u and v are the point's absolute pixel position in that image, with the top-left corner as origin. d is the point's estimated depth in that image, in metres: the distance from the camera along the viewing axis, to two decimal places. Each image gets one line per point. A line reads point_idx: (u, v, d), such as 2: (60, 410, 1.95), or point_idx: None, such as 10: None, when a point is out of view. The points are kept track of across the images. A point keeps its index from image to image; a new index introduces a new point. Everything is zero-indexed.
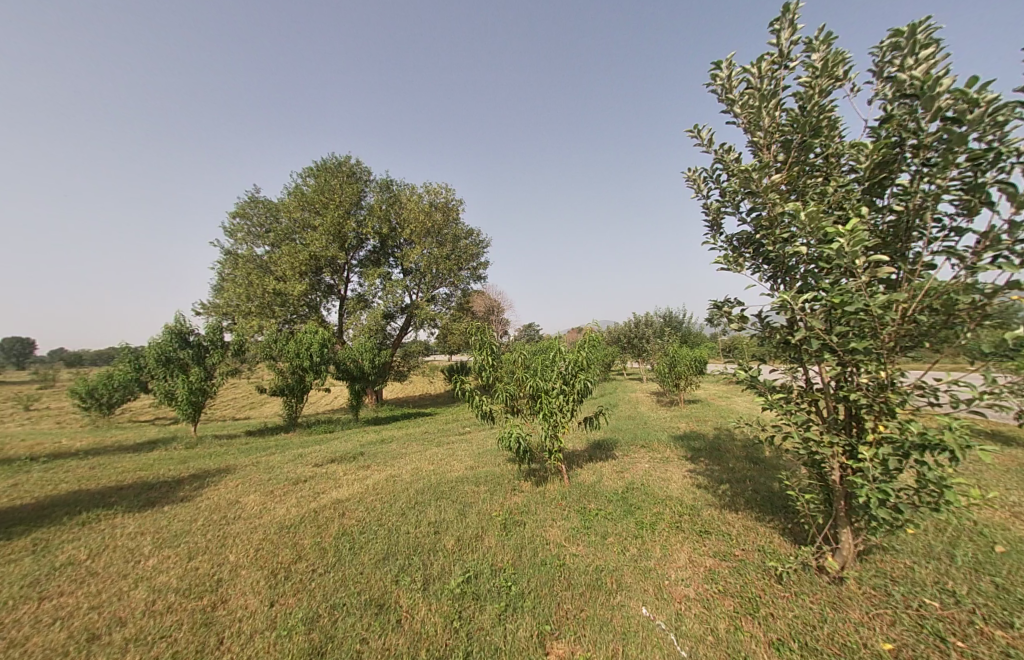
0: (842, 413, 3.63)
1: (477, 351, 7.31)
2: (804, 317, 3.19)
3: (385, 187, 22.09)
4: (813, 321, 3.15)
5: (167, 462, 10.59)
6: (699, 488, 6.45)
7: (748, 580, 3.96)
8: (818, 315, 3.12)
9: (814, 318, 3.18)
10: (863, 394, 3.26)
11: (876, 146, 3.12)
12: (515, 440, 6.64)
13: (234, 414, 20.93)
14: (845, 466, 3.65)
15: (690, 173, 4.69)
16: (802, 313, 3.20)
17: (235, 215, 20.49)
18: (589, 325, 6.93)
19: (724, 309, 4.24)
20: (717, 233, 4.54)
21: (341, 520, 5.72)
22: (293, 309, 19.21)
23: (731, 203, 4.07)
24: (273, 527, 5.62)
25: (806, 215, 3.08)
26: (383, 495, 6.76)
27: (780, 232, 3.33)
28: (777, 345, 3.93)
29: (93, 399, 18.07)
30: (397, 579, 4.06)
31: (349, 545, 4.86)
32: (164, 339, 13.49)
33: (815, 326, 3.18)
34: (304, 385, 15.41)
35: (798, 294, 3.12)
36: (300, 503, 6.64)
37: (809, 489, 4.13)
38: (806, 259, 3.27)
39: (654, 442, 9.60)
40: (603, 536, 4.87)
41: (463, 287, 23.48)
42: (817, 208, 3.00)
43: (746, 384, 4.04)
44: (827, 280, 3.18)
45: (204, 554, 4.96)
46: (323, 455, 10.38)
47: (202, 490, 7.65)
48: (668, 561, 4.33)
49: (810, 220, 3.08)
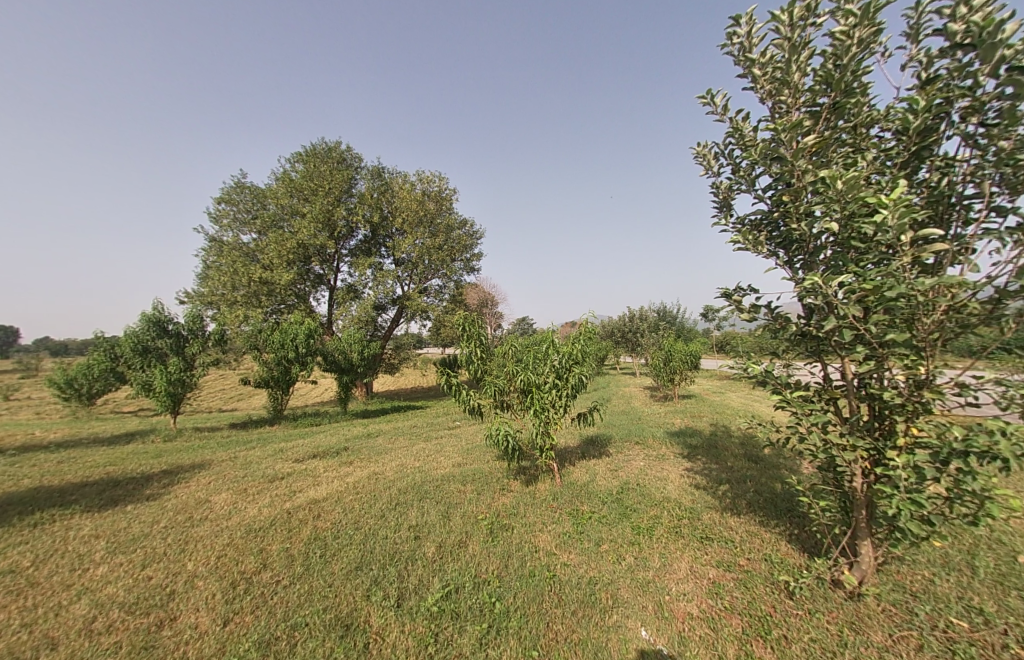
0: (866, 413, 3.27)
1: (465, 342, 6.80)
2: (836, 302, 2.76)
3: (376, 175, 21.46)
4: (848, 307, 2.73)
5: (141, 456, 10.08)
6: (698, 488, 6.12)
7: (756, 595, 3.59)
8: (853, 300, 2.70)
9: (849, 304, 2.76)
10: (896, 392, 2.89)
11: (926, 106, 2.70)
12: (504, 437, 6.26)
13: (221, 406, 20.39)
14: (869, 471, 3.29)
15: (698, 148, 4.26)
16: (834, 297, 2.77)
17: (220, 201, 19.81)
18: (584, 317, 6.51)
19: (734, 298, 3.84)
20: (727, 213, 4.13)
21: (315, 523, 5.31)
22: (280, 299, 18.64)
23: (747, 180, 3.65)
24: (241, 529, 5.21)
25: (843, 183, 2.66)
26: (363, 494, 6.35)
27: (806, 208, 2.93)
28: (792, 339, 3.56)
29: (71, 389, 17.38)
30: (368, 594, 3.64)
31: (320, 552, 4.45)
32: (142, 328, 12.88)
33: (846, 314, 2.78)
34: (289, 377, 14.89)
35: (832, 277, 2.70)
36: (274, 503, 6.21)
37: (824, 495, 3.77)
38: (835, 237, 2.88)
39: (648, 439, 9.26)
40: (597, 542, 4.49)
41: (456, 279, 22.90)
42: (856, 174, 2.59)
43: (759, 381, 3.64)
44: (863, 261, 2.77)
45: (160, 562, 4.52)
46: (305, 450, 9.93)
47: (171, 487, 7.20)
48: (667, 573, 3.95)
49: (846, 187, 2.66)
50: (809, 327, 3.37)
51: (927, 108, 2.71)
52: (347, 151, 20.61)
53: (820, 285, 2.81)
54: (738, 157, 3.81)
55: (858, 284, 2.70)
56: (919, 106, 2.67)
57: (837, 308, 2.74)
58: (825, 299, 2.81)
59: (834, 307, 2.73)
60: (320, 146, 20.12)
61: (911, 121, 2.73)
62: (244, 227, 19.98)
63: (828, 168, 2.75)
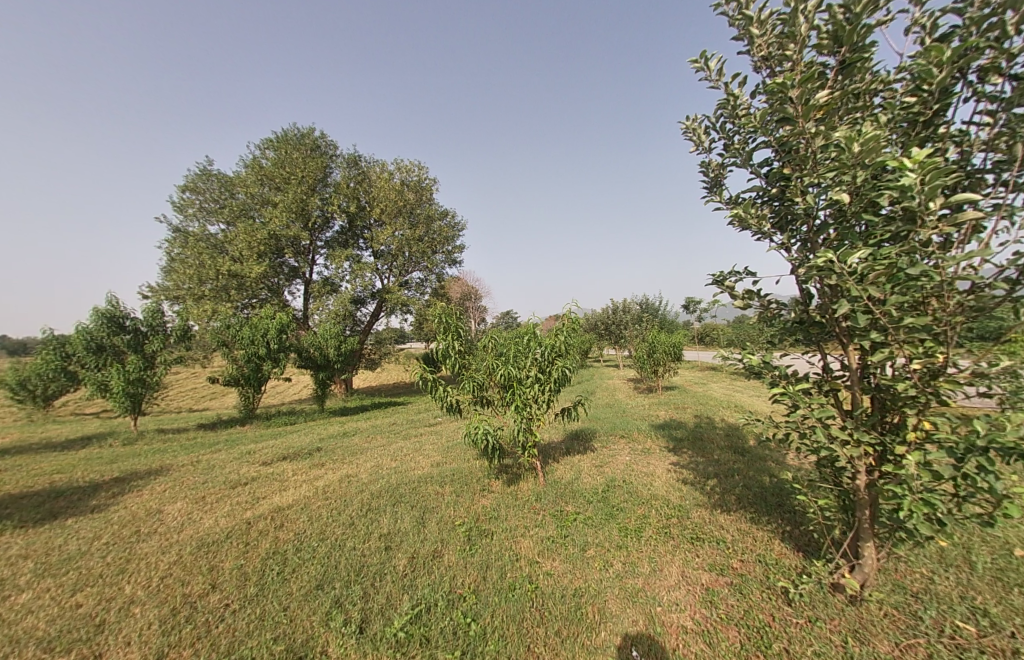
0: (869, 406, 3.01)
1: (441, 335, 6.36)
2: (852, 283, 2.41)
3: (352, 162, 20.62)
4: (866, 286, 2.38)
5: (96, 462, 9.37)
6: (685, 483, 5.88)
7: (752, 603, 3.31)
8: (873, 278, 2.36)
9: (867, 283, 2.39)
10: (910, 384, 2.59)
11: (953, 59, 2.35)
12: (484, 436, 5.87)
13: (190, 406, 19.46)
14: (873, 468, 3.02)
15: (686, 123, 3.91)
16: (852, 277, 2.41)
17: (184, 190, 18.78)
18: (568, 307, 6.15)
19: (726, 282, 3.54)
20: (717, 192, 3.81)
21: (276, 534, 4.85)
22: (251, 292, 17.79)
23: (742, 154, 3.32)
24: (192, 544, 4.74)
25: (861, 144, 2.29)
26: (333, 499, 5.92)
27: (812, 177, 2.57)
28: (789, 326, 3.29)
29: (25, 391, 16.29)
30: (328, 618, 3.28)
31: (278, 568, 4.04)
32: (95, 325, 12.00)
33: (860, 296, 2.44)
34: (261, 375, 14.14)
35: (851, 254, 2.35)
36: (233, 512, 5.71)
37: (822, 493, 3.48)
38: (844, 210, 2.54)
39: (634, 432, 9.05)
40: (582, 547, 4.16)
41: (436, 272, 22.33)
42: (878, 133, 2.21)
43: (755, 372, 3.34)
44: (876, 234, 2.46)
45: (94, 586, 4.03)
46: (275, 452, 9.38)
47: (122, 497, 6.63)
48: (657, 579, 3.67)
49: (863, 150, 2.30)
50: (810, 313, 3.10)
51: (951, 61, 2.36)
52: (321, 138, 19.74)
53: (833, 263, 2.45)
54: (731, 131, 3.48)
55: (875, 263, 2.36)
56: (945, 58, 2.30)
57: (854, 290, 2.38)
58: (840, 279, 2.46)
59: (848, 287, 2.38)
60: (291, 132, 19.20)
61: (932, 77, 2.38)
62: (211, 217, 18.99)
63: (841, 129, 2.38)
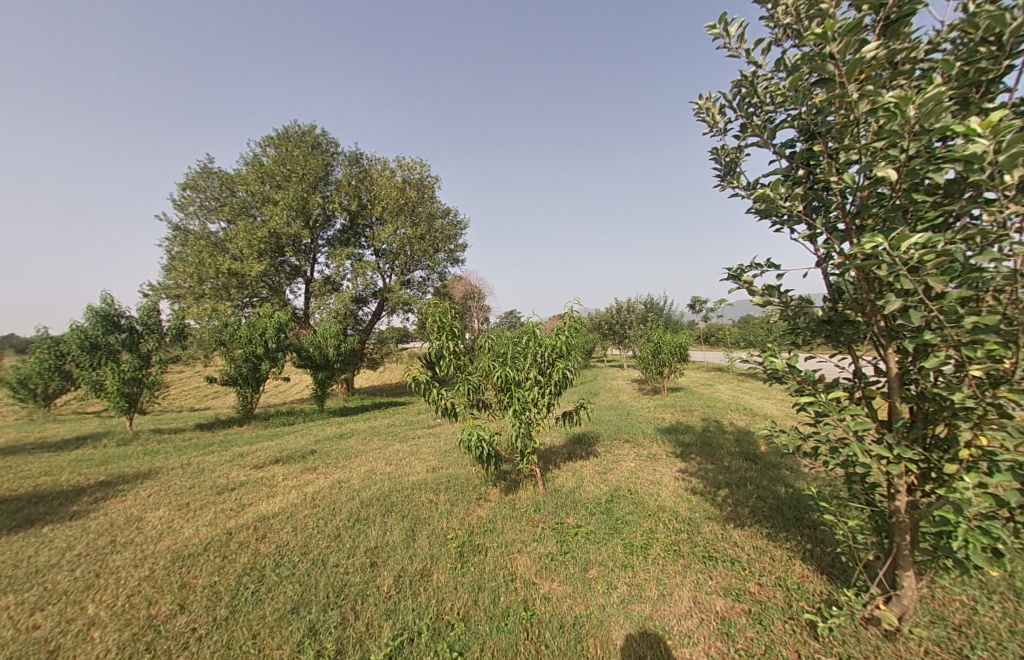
0: (909, 416, 2.64)
1: (436, 335, 6.00)
2: (905, 274, 2.02)
3: (354, 160, 20.39)
4: (924, 276, 2.00)
5: (87, 464, 9.14)
6: (694, 493, 5.51)
7: (774, 637, 2.96)
8: (933, 267, 1.99)
9: (925, 273, 2.00)
10: (967, 394, 2.22)
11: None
12: (479, 442, 5.51)
13: (192, 405, 19.29)
14: (915, 487, 2.64)
15: (698, 102, 3.47)
16: (906, 266, 2.03)
17: (184, 188, 18.60)
18: (570, 305, 5.80)
19: (743, 278, 3.19)
20: (730, 180, 3.42)
21: (257, 547, 4.55)
22: (251, 291, 17.56)
23: (766, 132, 2.93)
24: (167, 557, 4.44)
25: (919, 106, 1.91)
26: (321, 508, 5.61)
27: (854, 151, 2.18)
28: (814, 324, 2.94)
29: (25, 391, 16.18)
30: (301, 649, 2.98)
31: (253, 587, 3.73)
32: (89, 324, 11.78)
33: (915, 289, 2.05)
34: (259, 375, 13.88)
35: (908, 239, 1.97)
36: (216, 521, 5.42)
37: (853, 514, 3.09)
38: (891, 190, 2.16)
39: (639, 436, 8.69)
40: (584, 567, 3.82)
41: (438, 271, 22.04)
42: (941, 91, 1.83)
43: (778, 377, 2.97)
44: (927, 217, 2.09)
45: (56, 604, 3.75)
46: (269, 454, 9.09)
47: (104, 503, 6.36)
48: (666, 606, 3.32)
49: (921, 115, 1.92)
50: (840, 311, 2.77)
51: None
52: (322, 135, 19.51)
53: (883, 249, 2.06)
54: (754, 107, 3.08)
55: (935, 249, 1.97)
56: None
57: (909, 282, 2.00)
58: (890, 269, 2.07)
59: (902, 279, 2.00)
60: (292, 129, 18.97)
61: (1006, 24, 1.97)
62: (212, 215, 18.76)
63: (890, 91, 2.00)
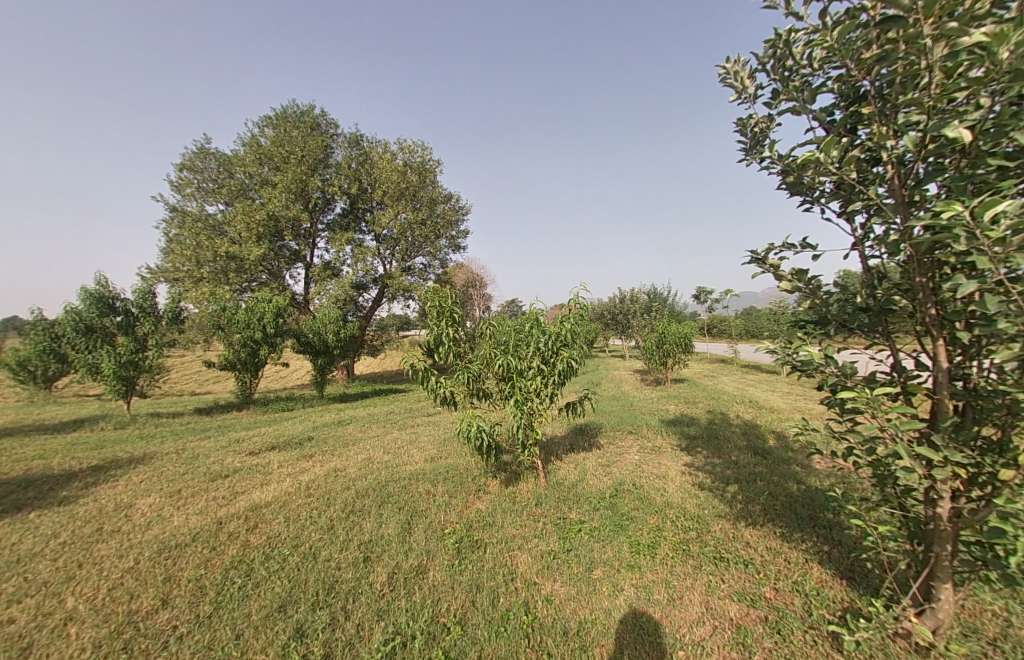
0: (959, 413, 2.40)
1: (434, 321, 5.75)
2: (985, 250, 1.75)
3: (354, 142, 19.94)
4: (1009, 253, 1.72)
5: (83, 447, 9.01)
6: (702, 489, 5.31)
7: (794, 648, 2.75)
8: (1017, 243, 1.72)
9: (1009, 250, 1.73)
10: None
11: None
12: (479, 434, 5.29)
13: (192, 389, 19.19)
14: (964, 492, 2.41)
15: (725, 65, 3.13)
16: (987, 241, 1.75)
17: (182, 168, 18.23)
18: (575, 292, 5.52)
19: (768, 261, 2.91)
20: (758, 154, 3.12)
21: (246, 538, 4.36)
22: (250, 275, 17.30)
23: (808, 95, 2.63)
24: (153, 548, 4.26)
25: (1016, 49, 1.63)
26: (315, 497, 5.42)
27: (925, 108, 1.89)
28: (850, 310, 2.67)
29: (25, 373, 16.09)
30: (285, 653, 2.78)
31: (240, 582, 3.54)
32: (84, 306, 11.58)
33: (995, 269, 1.79)
34: (257, 360, 13.68)
35: (997, 208, 1.70)
36: (207, 509, 5.25)
37: (884, 520, 2.86)
38: (965, 155, 1.89)
39: (643, 427, 8.49)
40: (588, 567, 3.61)
41: (440, 257, 21.70)
42: None
43: (808, 369, 2.71)
44: (1003, 190, 1.83)
45: (34, 597, 3.57)
46: (265, 441, 8.93)
47: (94, 489, 6.19)
48: (677, 612, 3.11)
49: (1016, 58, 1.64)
50: (882, 298, 2.52)
51: None
52: (322, 116, 19.04)
53: (960, 223, 1.79)
54: (791, 68, 2.76)
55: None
56: None
57: (990, 260, 1.73)
58: (969, 244, 1.79)
59: (981, 256, 1.73)
60: (291, 109, 18.50)
61: None
62: (209, 197, 18.43)
63: (978, 30, 1.68)
